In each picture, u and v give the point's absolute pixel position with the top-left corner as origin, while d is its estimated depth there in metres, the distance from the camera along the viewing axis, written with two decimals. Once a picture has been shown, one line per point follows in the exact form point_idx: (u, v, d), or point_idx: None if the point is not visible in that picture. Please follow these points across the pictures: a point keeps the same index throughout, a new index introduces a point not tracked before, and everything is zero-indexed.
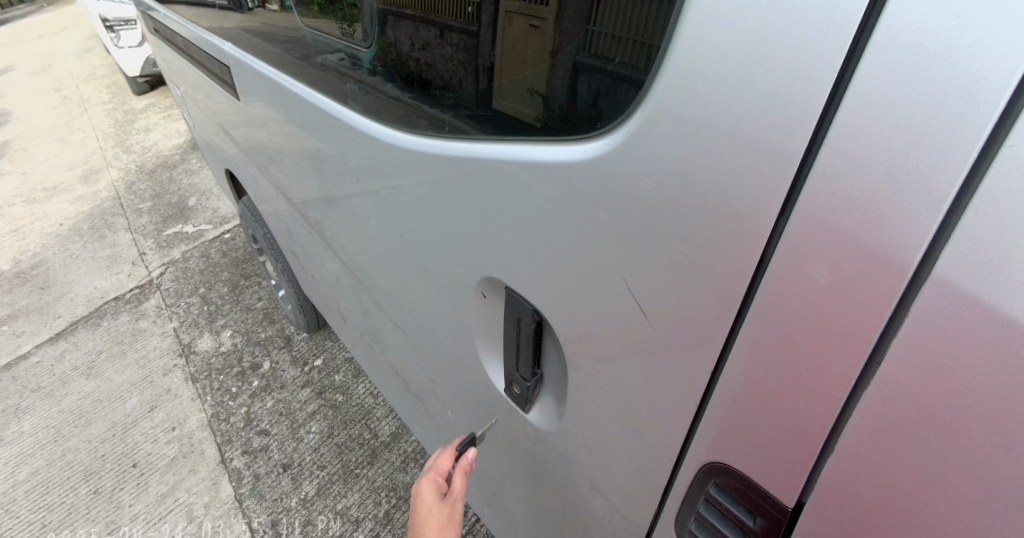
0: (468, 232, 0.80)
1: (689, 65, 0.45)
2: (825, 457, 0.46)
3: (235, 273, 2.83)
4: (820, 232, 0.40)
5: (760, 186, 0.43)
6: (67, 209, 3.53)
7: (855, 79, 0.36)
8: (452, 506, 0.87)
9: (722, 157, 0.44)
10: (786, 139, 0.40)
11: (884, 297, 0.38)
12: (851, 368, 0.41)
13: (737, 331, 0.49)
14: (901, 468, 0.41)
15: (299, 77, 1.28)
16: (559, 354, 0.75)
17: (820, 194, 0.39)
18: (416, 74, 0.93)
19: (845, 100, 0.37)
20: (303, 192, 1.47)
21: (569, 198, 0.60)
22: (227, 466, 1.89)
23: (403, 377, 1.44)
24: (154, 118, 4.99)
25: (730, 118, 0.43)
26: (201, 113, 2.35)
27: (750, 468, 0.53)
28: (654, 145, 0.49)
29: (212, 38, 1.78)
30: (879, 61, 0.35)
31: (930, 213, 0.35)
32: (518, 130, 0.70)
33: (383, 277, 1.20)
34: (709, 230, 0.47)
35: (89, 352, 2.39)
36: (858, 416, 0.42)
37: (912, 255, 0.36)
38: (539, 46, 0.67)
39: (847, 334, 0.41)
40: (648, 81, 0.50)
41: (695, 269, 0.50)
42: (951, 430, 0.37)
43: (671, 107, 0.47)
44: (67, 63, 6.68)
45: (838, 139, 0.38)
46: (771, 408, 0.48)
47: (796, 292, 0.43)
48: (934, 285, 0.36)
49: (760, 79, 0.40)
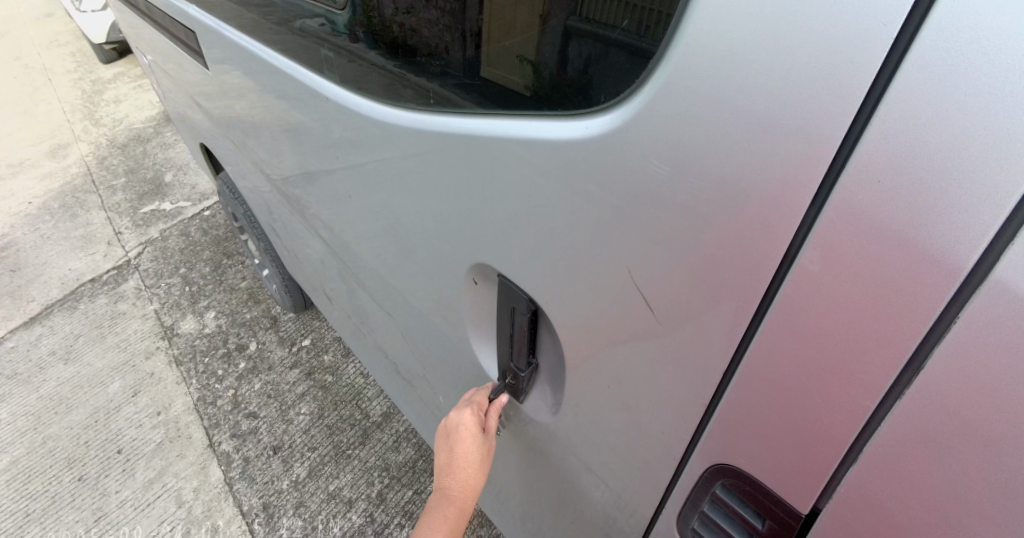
0: (459, 214, 0.75)
1: (706, 30, 0.40)
2: (848, 461, 0.44)
3: (217, 252, 2.75)
4: (859, 225, 0.36)
5: (790, 168, 0.38)
6: (35, 187, 3.38)
7: (913, 49, 0.31)
8: (490, 438, 0.86)
9: (742, 136, 0.39)
10: (825, 120, 0.36)
11: (927, 301, 0.35)
12: (884, 373, 0.39)
13: (755, 331, 0.46)
14: (932, 478, 0.39)
15: (275, 45, 1.19)
16: (555, 343, 0.72)
17: (860, 183, 0.35)
18: (401, 40, 0.85)
19: (900, 78, 0.32)
20: (282, 168, 1.40)
21: (568, 180, 0.55)
22: (216, 450, 1.86)
23: (392, 359, 1.41)
24: (124, 89, 4.75)
25: (756, 89, 0.38)
26: (172, 83, 2.22)
27: (762, 471, 0.51)
28: (665, 122, 0.44)
29: (177, 1, 1.66)
30: (947, 29, 0.30)
31: (993, 210, 0.31)
32: (506, 101, 0.65)
33: (369, 257, 1.15)
34: (725, 217, 0.43)
35: (67, 337, 2.32)
36: (889, 423, 0.40)
37: (966, 257, 0.32)
38: (528, 9, 0.60)
39: (881, 339, 0.38)
40: (659, 50, 0.45)
41: (708, 262, 0.45)
42: (992, 445, 0.35)
43: (684, 80, 0.42)
44: (27, 28, 6.29)
45: (888, 120, 0.33)
46: (789, 412, 0.46)
47: (829, 290, 0.39)
48: (993, 289, 0.32)
49: (797, 48, 0.35)
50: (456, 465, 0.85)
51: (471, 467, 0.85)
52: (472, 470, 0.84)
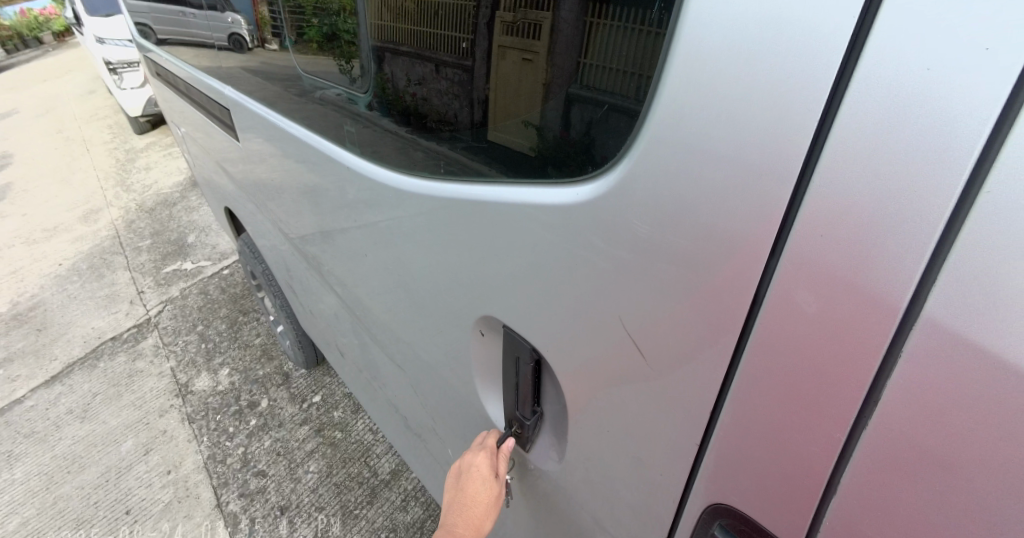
0: (468, 268, 0.81)
1: (680, 98, 0.47)
2: (830, 496, 0.47)
3: (233, 309, 2.83)
4: (811, 270, 0.42)
5: (745, 220, 0.45)
6: (66, 250, 3.55)
7: (837, 124, 0.39)
8: (502, 488, 0.87)
9: (716, 185, 0.46)
10: (775, 179, 0.42)
11: (876, 337, 0.39)
12: (850, 405, 0.43)
13: (735, 370, 0.50)
14: (906, 506, 0.42)
15: (297, 117, 1.30)
16: (558, 392, 0.75)
17: (809, 234, 0.41)
18: (413, 108, 0.94)
19: (828, 146, 0.39)
20: (301, 228, 1.49)
21: (567, 232, 0.61)
22: (223, 510, 1.84)
23: (402, 413, 1.42)
24: (155, 157, 5.06)
25: (722, 147, 0.45)
26: (201, 151, 2.39)
27: (755, 508, 0.53)
28: (654, 177, 0.50)
29: (213, 81, 1.82)
30: (859, 109, 0.37)
31: (917, 254, 0.37)
32: (515, 164, 0.72)
33: (381, 311, 1.20)
34: (700, 256, 0.48)
35: (84, 395, 2.35)
36: (861, 452, 0.43)
37: (900, 296, 0.38)
38: (531, 79, 0.68)
39: (843, 372, 0.42)
40: (643, 111, 0.52)
41: (691, 298, 0.50)
42: (949, 467, 0.38)
43: (664, 138, 0.49)
44: (71, 105, 6.82)
45: (823, 182, 0.40)
46: (773, 447, 0.49)
47: (796, 328, 0.44)
48: (925, 322, 0.37)
49: (752, 115, 0.42)
50: (464, 505, 0.85)
51: (478, 509, 0.84)
52: (479, 512, 0.84)
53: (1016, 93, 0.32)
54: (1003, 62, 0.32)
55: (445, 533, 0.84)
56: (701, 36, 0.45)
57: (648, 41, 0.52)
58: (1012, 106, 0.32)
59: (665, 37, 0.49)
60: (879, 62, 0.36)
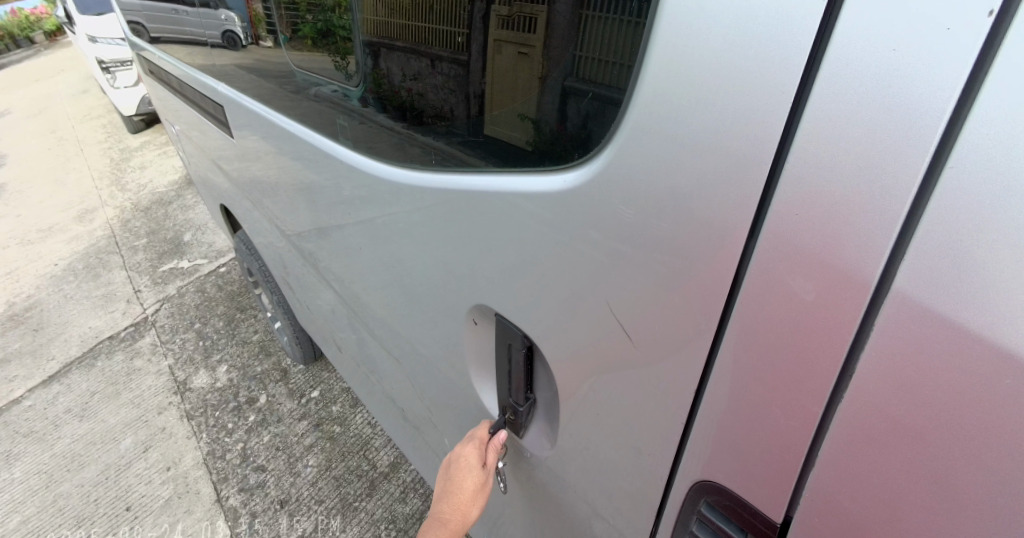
0: (461, 259, 0.81)
1: (663, 83, 0.47)
2: (810, 469, 0.48)
3: (231, 306, 2.83)
4: (785, 249, 0.42)
5: (726, 206, 0.45)
6: (61, 250, 3.54)
7: (810, 105, 0.39)
8: (490, 476, 0.89)
9: (700, 170, 0.46)
10: (754, 160, 0.43)
11: (849, 312, 0.40)
12: (826, 380, 0.43)
13: (718, 350, 0.50)
14: (879, 478, 0.42)
15: (291, 113, 1.30)
16: (549, 379, 0.76)
17: (783, 214, 0.42)
18: (409, 103, 0.93)
19: (802, 126, 0.39)
20: (296, 224, 1.49)
21: (559, 219, 0.61)
22: (223, 505, 1.84)
23: (399, 405, 1.43)
24: (150, 156, 5.04)
25: (704, 131, 0.45)
26: (195, 149, 2.38)
27: (739, 486, 0.54)
28: (648, 165, 0.50)
29: (206, 77, 1.81)
30: (831, 89, 0.37)
31: (885, 231, 0.37)
32: (509, 155, 0.71)
33: (376, 305, 1.21)
34: (690, 244, 0.49)
35: (82, 394, 2.36)
36: (837, 427, 0.44)
37: (872, 272, 0.38)
38: (527, 72, 0.68)
39: (820, 348, 0.43)
40: (628, 98, 0.52)
41: (679, 282, 0.51)
42: (920, 439, 0.39)
43: (649, 127, 0.49)
44: (64, 105, 6.78)
45: (797, 163, 0.40)
46: (755, 424, 0.50)
47: (774, 306, 0.44)
48: (895, 298, 0.38)
49: (733, 95, 0.42)
50: (451, 492, 0.86)
51: (466, 496, 0.85)
52: (466, 498, 0.85)
53: (976, 70, 0.32)
54: (965, 41, 0.32)
55: (433, 521, 0.85)
56: (686, 21, 0.44)
57: (632, 26, 0.52)
58: (974, 81, 0.32)
59: (649, 18, 0.49)
60: (848, 43, 0.36)
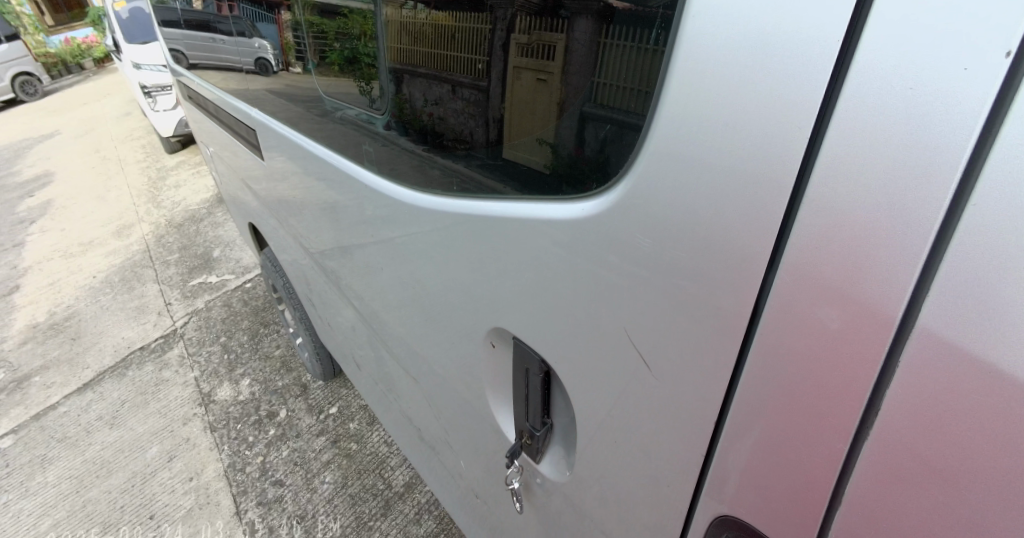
0: (482, 285, 0.84)
1: (682, 110, 0.50)
2: (834, 504, 0.49)
3: (255, 321, 2.90)
4: (808, 281, 0.45)
5: (746, 232, 0.48)
6: (99, 263, 3.71)
7: (826, 146, 0.42)
8: None
9: (708, 187, 0.49)
10: (772, 193, 0.46)
11: (873, 347, 0.42)
12: (852, 416, 0.45)
13: (739, 379, 0.52)
14: (906, 515, 0.44)
15: (318, 135, 1.37)
16: (567, 404, 0.79)
17: (806, 250, 0.44)
18: (431, 127, 0.99)
19: (819, 163, 0.42)
20: (322, 243, 1.55)
21: (578, 251, 0.64)
22: (242, 518, 1.87)
23: (416, 425, 1.45)
24: (185, 175, 5.28)
25: (710, 159, 0.49)
26: (227, 169, 2.50)
27: (763, 519, 0.55)
28: (664, 183, 0.53)
29: (241, 102, 1.92)
30: (846, 132, 0.40)
31: (908, 269, 0.39)
32: (529, 180, 0.75)
33: (396, 324, 1.25)
34: (699, 264, 0.52)
35: (113, 403, 2.44)
36: (862, 463, 0.46)
37: (896, 306, 0.40)
38: (547, 97, 0.72)
39: (845, 382, 0.45)
40: (648, 123, 0.55)
41: (694, 300, 0.53)
42: (949, 478, 0.40)
43: (668, 146, 0.52)
44: (109, 126, 7.18)
45: (815, 202, 0.43)
46: (778, 455, 0.51)
47: (798, 337, 0.46)
48: (919, 333, 0.40)
49: (744, 118, 0.46)
50: None
51: None
52: None
53: (988, 126, 0.36)
54: (982, 81, 0.35)
55: None
56: (704, 49, 0.48)
57: (653, 54, 0.55)
58: (987, 137, 0.36)
59: (668, 47, 0.52)
60: (862, 86, 0.39)
